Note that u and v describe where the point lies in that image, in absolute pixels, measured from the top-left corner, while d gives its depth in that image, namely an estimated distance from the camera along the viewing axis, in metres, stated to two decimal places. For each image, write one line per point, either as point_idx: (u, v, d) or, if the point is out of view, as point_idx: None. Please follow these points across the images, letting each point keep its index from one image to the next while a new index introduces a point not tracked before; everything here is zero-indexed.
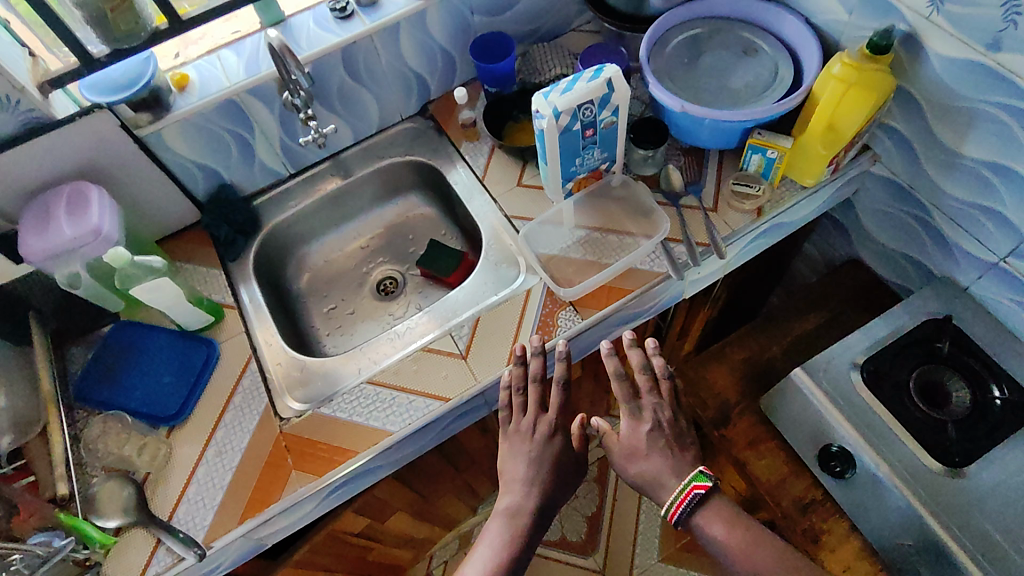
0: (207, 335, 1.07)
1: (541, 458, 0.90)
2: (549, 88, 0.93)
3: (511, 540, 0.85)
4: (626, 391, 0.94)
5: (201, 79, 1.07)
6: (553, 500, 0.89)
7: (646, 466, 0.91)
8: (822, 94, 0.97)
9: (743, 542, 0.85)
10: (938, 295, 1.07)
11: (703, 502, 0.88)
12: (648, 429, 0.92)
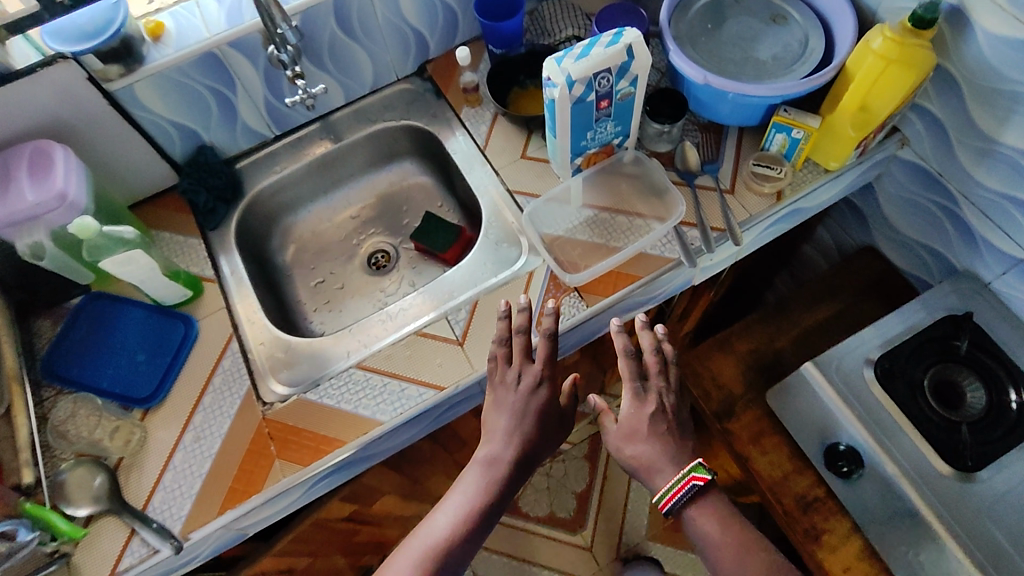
0: (184, 310, 1.00)
1: (524, 407, 0.82)
2: (562, 53, 0.85)
3: (483, 495, 0.77)
4: (634, 369, 0.84)
5: (179, 28, 0.97)
6: (533, 453, 0.80)
7: (641, 450, 0.81)
8: (858, 71, 0.88)
9: (741, 546, 0.76)
10: (958, 290, 1.02)
11: (700, 494, 0.79)
12: (650, 405, 0.83)
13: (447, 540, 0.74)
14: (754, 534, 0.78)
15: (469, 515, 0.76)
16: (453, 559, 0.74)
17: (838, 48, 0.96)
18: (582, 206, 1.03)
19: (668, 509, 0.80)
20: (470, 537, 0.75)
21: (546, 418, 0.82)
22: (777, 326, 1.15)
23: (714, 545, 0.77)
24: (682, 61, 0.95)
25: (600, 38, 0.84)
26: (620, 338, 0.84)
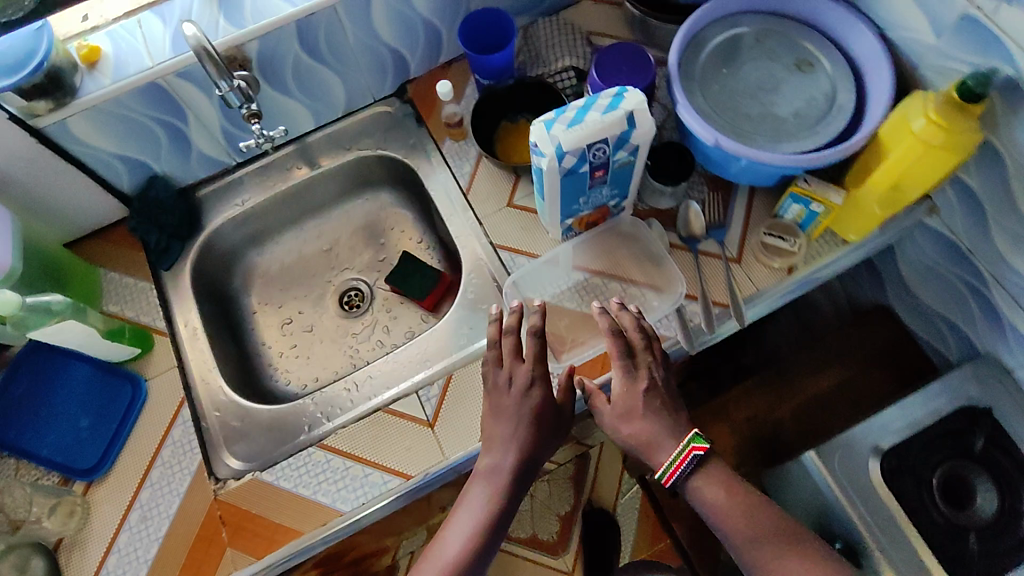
0: (132, 369, 0.91)
1: (523, 413, 0.75)
2: (552, 113, 0.73)
3: (490, 510, 0.72)
4: (624, 345, 0.77)
5: (118, 55, 0.84)
6: (535, 459, 0.75)
7: (641, 427, 0.75)
8: (892, 147, 0.76)
9: (751, 524, 0.71)
10: (978, 376, 0.93)
11: (702, 463, 0.74)
12: (643, 380, 0.76)
13: (461, 558, 0.69)
14: (760, 498, 0.73)
15: (478, 532, 0.71)
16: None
17: (869, 109, 0.84)
18: (572, 268, 0.93)
19: (672, 481, 0.74)
20: (482, 554, 0.70)
21: (547, 421, 0.76)
22: (778, 392, 1.12)
23: (719, 517, 0.72)
24: (689, 115, 0.83)
25: (597, 101, 0.73)
26: (603, 318, 0.77)
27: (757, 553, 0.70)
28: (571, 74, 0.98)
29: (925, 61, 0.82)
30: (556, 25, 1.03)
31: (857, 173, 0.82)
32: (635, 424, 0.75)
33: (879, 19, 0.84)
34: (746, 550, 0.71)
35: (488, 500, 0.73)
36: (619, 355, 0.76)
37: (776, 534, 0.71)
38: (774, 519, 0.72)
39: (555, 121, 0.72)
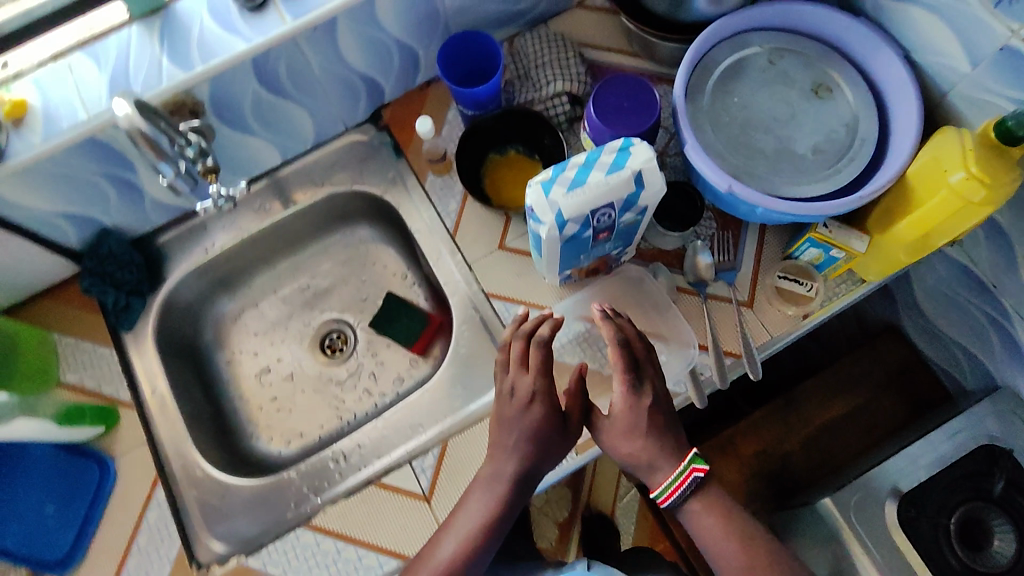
0: (97, 447, 0.84)
1: (530, 418, 0.66)
2: (551, 173, 0.64)
3: (486, 520, 0.66)
4: (630, 360, 0.67)
5: (47, 107, 0.73)
6: (540, 467, 0.67)
7: (642, 447, 0.67)
8: (924, 198, 0.69)
9: (746, 555, 0.65)
10: (996, 411, 0.90)
11: (702, 487, 0.68)
12: (648, 399, 0.67)
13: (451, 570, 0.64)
14: (756, 530, 0.67)
15: (473, 543, 0.65)
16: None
17: (894, 143, 0.76)
18: (573, 317, 0.85)
19: (668, 503, 0.68)
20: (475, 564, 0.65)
21: (556, 428, 0.67)
22: (787, 423, 1.08)
23: (710, 544, 0.66)
24: (699, 157, 0.75)
25: (601, 159, 0.64)
26: (607, 325, 0.67)
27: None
28: (564, 99, 0.89)
29: (956, 90, 0.74)
30: (544, 39, 0.92)
31: (880, 220, 0.76)
32: (639, 442, 0.67)
33: (906, 41, 0.76)
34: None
35: (486, 509, 0.66)
36: (623, 369, 0.66)
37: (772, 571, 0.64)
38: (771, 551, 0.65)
39: (554, 184, 0.63)
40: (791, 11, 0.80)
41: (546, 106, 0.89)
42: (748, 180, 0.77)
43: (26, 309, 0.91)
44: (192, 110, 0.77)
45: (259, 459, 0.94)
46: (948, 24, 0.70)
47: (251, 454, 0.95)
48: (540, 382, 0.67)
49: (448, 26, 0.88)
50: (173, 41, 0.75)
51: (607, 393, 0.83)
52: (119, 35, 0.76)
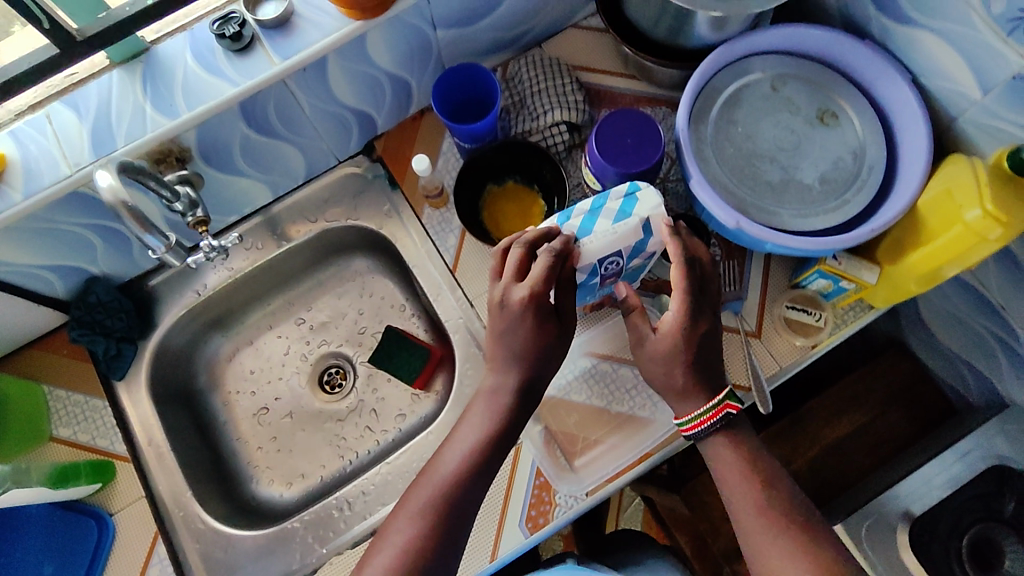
0: (94, 504, 0.82)
1: (529, 326, 0.62)
2: (556, 221, 0.64)
3: (488, 431, 0.63)
4: (693, 281, 0.63)
5: (26, 160, 0.70)
6: (541, 374, 0.64)
7: (678, 374, 0.63)
8: (939, 233, 0.67)
9: (762, 496, 0.61)
10: (1005, 431, 0.88)
11: (729, 426, 0.64)
12: (700, 326, 0.63)
13: (456, 483, 0.61)
14: (776, 474, 0.63)
15: (477, 455, 0.63)
16: (466, 501, 0.61)
17: (903, 171, 0.75)
18: (579, 353, 0.83)
19: (691, 433, 0.65)
20: (480, 475, 0.62)
21: (554, 336, 0.64)
22: (795, 444, 1.07)
23: (723, 479, 0.63)
24: (706, 193, 0.72)
25: (606, 207, 0.63)
26: (674, 243, 0.62)
27: (750, 525, 0.61)
28: (563, 128, 0.86)
29: (965, 116, 0.72)
30: (539, 64, 0.89)
31: (892, 251, 0.74)
32: (681, 364, 0.63)
33: (912, 64, 0.74)
34: (747, 529, 0.61)
35: (487, 421, 0.64)
36: (685, 290, 0.62)
37: (779, 525, 0.59)
38: (788, 507, 0.61)
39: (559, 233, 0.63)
40: (793, 35, 0.79)
41: (545, 136, 0.87)
42: (756, 213, 0.76)
43: (13, 361, 0.88)
44: (178, 158, 0.75)
45: (260, 504, 0.91)
46: (956, 51, 0.68)
47: (252, 499, 0.92)
48: (537, 286, 0.60)
49: (440, 56, 0.86)
50: (156, 87, 0.72)
51: (615, 431, 0.80)
52: (98, 82, 0.73)
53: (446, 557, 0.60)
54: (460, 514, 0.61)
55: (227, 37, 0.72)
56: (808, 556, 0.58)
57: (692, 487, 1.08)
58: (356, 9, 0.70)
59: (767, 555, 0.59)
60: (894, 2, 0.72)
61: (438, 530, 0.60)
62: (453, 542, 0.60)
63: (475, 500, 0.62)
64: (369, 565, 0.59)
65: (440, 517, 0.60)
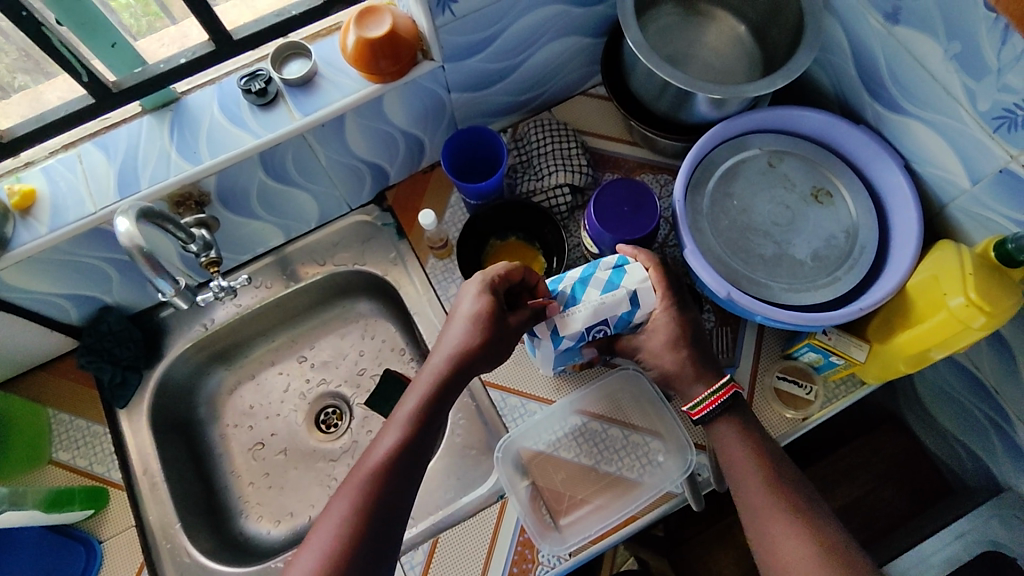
0: (84, 529, 0.83)
1: (471, 307, 0.66)
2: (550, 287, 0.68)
3: (422, 407, 0.63)
4: (671, 282, 0.69)
5: (55, 196, 0.74)
6: (480, 352, 0.65)
7: (688, 359, 0.69)
8: (925, 317, 0.69)
9: (768, 473, 0.63)
10: (999, 517, 0.87)
11: (735, 409, 0.67)
12: (689, 318, 0.70)
13: (388, 463, 0.60)
14: (781, 457, 0.65)
15: (413, 433, 0.62)
16: (395, 491, 0.59)
17: (895, 251, 0.76)
18: (570, 411, 0.83)
19: (699, 418, 0.68)
20: (415, 453, 0.62)
21: (494, 323, 0.65)
22: None
23: (735, 464, 0.65)
24: (698, 262, 0.74)
25: (595, 276, 0.67)
26: (643, 255, 0.69)
27: (758, 499, 0.62)
28: (566, 190, 0.90)
29: (955, 202, 0.74)
30: (547, 125, 0.93)
31: (882, 330, 0.75)
32: (681, 357, 0.69)
33: (905, 151, 0.77)
34: (755, 506, 0.62)
35: (421, 398, 0.64)
36: (665, 290, 0.68)
37: (798, 517, 0.60)
38: (796, 488, 0.62)
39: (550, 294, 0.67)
40: (794, 116, 0.83)
41: (548, 196, 0.90)
42: (747, 285, 0.78)
43: (22, 384, 0.91)
44: (197, 202, 0.79)
45: (245, 541, 0.92)
46: (945, 141, 0.71)
47: (240, 534, 0.92)
48: (484, 276, 0.68)
49: (453, 114, 0.90)
50: (183, 135, 0.77)
51: (601, 494, 0.81)
52: (129, 127, 0.77)
53: (379, 547, 0.57)
54: (393, 496, 0.59)
55: (254, 93, 0.77)
56: (815, 530, 0.59)
57: (683, 553, 1.06)
58: (376, 73, 0.76)
59: (776, 528, 0.60)
60: (887, 91, 0.75)
61: (372, 511, 0.58)
62: (380, 533, 0.58)
63: (410, 480, 0.61)
64: (298, 560, 0.56)
65: (373, 500, 0.58)
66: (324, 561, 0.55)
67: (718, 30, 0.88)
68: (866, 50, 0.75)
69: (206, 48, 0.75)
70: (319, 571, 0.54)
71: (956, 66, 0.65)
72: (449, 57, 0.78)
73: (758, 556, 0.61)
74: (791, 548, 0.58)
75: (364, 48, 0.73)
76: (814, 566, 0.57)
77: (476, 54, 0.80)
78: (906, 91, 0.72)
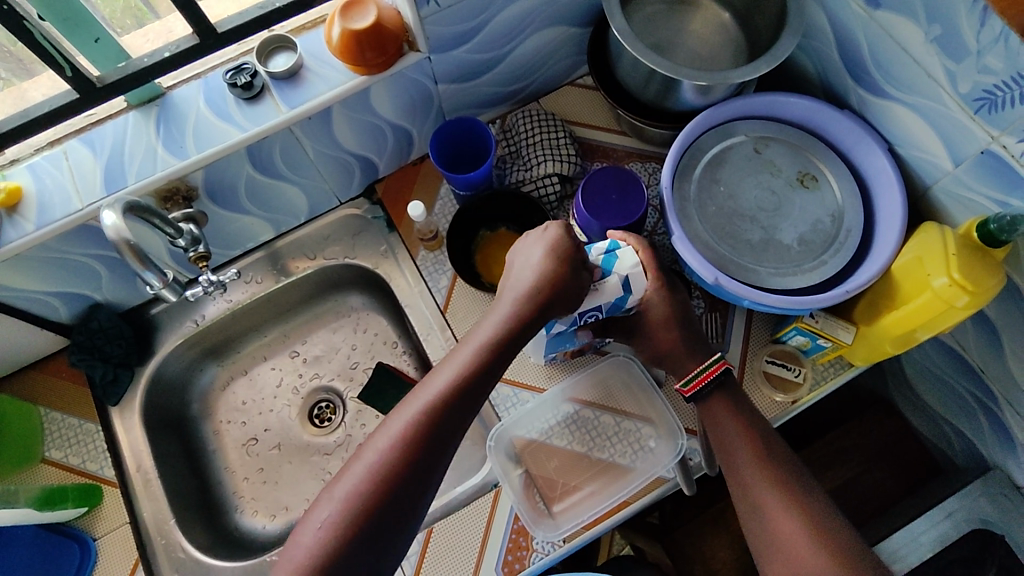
0: (78, 527, 0.83)
1: (536, 261, 0.64)
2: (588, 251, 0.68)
3: (478, 356, 0.61)
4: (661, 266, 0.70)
5: (41, 193, 0.74)
6: (541, 307, 0.63)
7: (677, 337, 0.70)
8: (909, 298, 0.70)
9: (757, 452, 0.64)
10: (987, 496, 0.88)
11: (727, 386, 0.69)
12: (678, 302, 0.70)
13: (438, 407, 0.59)
14: (770, 437, 0.66)
15: (464, 377, 0.60)
16: (443, 434, 0.59)
17: (880, 234, 0.77)
18: (562, 399, 0.84)
19: (691, 396, 0.70)
20: (468, 396, 0.60)
21: (560, 278, 0.62)
22: None
23: (726, 443, 0.66)
24: (686, 248, 0.75)
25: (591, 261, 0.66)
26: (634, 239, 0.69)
27: (751, 477, 0.63)
28: (555, 180, 0.90)
29: (940, 184, 0.75)
30: (534, 115, 0.93)
31: (867, 312, 0.76)
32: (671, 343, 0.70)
33: (888, 134, 0.78)
34: (748, 484, 0.63)
35: (477, 345, 0.62)
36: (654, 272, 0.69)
37: (788, 498, 0.61)
38: (787, 467, 0.63)
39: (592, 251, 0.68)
40: (781, 102, 0.83)
41: (537, 186, 0.90)
42: (735, 270, 0.79)
43: (13, 384, 0.91)
44: (185, 197, 0.79)
45: (240, 536, 0.92)
46: (929, 123, 0.71)
47: (234, 530, 0.92)
48: (552, 231, 0.65)
49: (441, 106, 0.90)
50: (170, 129, 0.76)
51: (593, 480, 0.81)
52: (115, 123, 0.77)
53: (415, 492, 0.57)
54: (437, 443, 0.58)
55: (239, 86, 0.77)
56: (804, 508, 0.60)
57: (676, 538, 1.07)
58: (362, 64, 0.76)
59: (767, 506, 0.61)
60: (870, 75, 0.76)
61: (414, 454, 0.57)
62: (422, 477, 0.57)
63: (454, 431, 0.59)
64: (335, 486, 0.57)
65: (417, 441, 0.57)
66: (363, 492, 0.55)
67: (703, 17, 0.88)
68: (848, 35, 0.76)
69: (190, 41, 0.74)
70: (354, 502, 0.55)
71: (937, 48, 0.66)
72: (435, 49, 0.78)
73: (749, 534, 0.62)
74: (785, 526, 0.59)
75: (350, 39, 0.74)
76: (807, 542, 0.57)
77: (463, 44, 0.80)
78: (889, 75, 0.73)
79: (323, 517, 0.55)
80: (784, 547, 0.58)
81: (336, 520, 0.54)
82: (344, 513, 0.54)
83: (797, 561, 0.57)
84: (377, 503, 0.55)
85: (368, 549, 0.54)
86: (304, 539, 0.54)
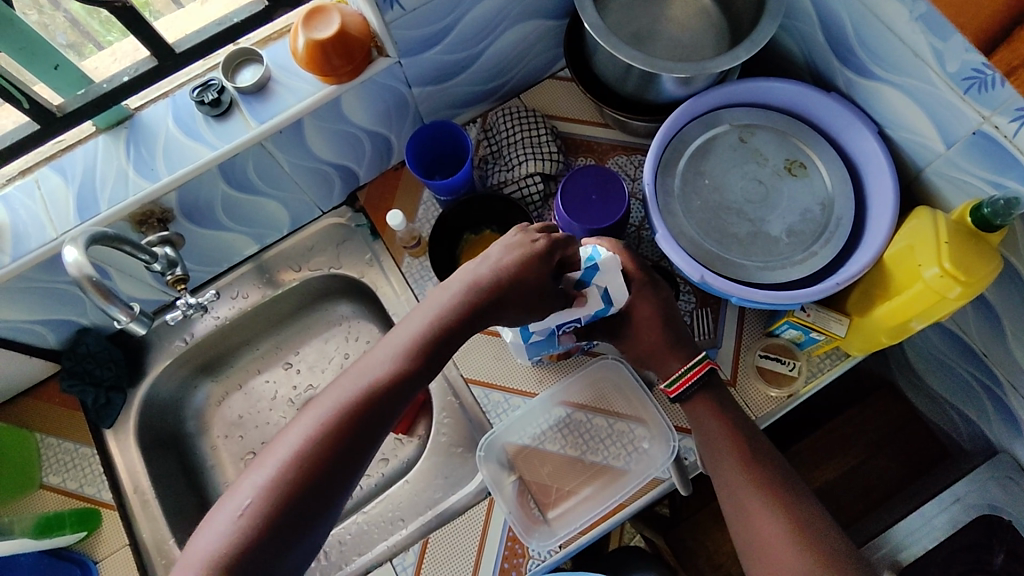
0: (80, 551, 0.85)
1: (499, 260, 0.62)
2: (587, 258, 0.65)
3: (416, 348, 0.58)
4: (640, 278, 0.71)
5: (16, 224, 0.73)
6: (488, 308, 0.60)
7: (656, 341, 0.71)
8: (900, 289, 0.68)
9: (741, 457, 0.65)
10: (996, 480, 0.85)
11: (710, 387, 0.70)
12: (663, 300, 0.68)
13: (372, 396, 0.56)
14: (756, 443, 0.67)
15: (402, 368, 0.58)
16: (372, 424, 0.56)
17: (871, 220, 0.75)
18: (553, 403, 0.83)
19: (676, 396, 0.71)
20: (404, 389, 0.57)
21: (515, 284, 0.61)
22: None
23: (711, 448, 0.67)
24: (672, 246, 0.73)
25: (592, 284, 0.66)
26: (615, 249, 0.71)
27: (733, 478, 0.64)
28: (537, 179, 0.88)
29: (932, 167, 0.72)
30: (514, 113, 0.91)
31: (859, 302, 0.74)
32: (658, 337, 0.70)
33: (877, 116, 0.75)
34: (733, 488, 0.64)
35: (413, 338, 0.59)
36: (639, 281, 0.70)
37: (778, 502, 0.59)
38: (771, 468, 0.64)
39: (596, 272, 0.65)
40: (765, 87, 0.80)
41: (520, 186, 0.88)
42: (721, 266, 0.77)
43: (9, 411, 0.92)
44: (160, 219, 0.78)
45: None
46: (918, 105, 0.68)
47: None
48: (521, 238, 0.63)
49: (417, 109, 0.88)
50: (141, 152, 0.75)
51: (589, 483, 0.81)
52: (85, 148, 0.76)
53: (336, 482, 0.53)
54: (363, 434, 0.55)
55: (207, 104, 0.75)
56: (786, 507, 0.61)
57: (680, 530, 1.05)
58: (329, 73, 0.74)
59: (749, 506, 0.62)
60: (856, 56, 0.73)
61: (335, 445, 0.54)
62: (342, 469, 0.54)
63: (383, 423, 0.57)
64: (257, 466, 0.53)
65: (344, 430, 0.55)
66: (283, 476, 0.52)
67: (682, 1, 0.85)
68: (832, 16, 0.72)
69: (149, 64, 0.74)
70: (273, 486, 0.52)
71: (922, 27, 0.62)
72: (405, 52, 0.76)
73: (736, 539, 0.63)
74: (770, 531, 0.60)
75: (315, 49, 0.71)
76: (793, 549, 0.59)
77: (433, 47, 0.78)
78: (875, 55, 0.70)
79: (243, 503, 0.51)
80: (769, 550, 0.60)
81: (252, 507, 0.51)
82: (260, 498, 0.51)
83: (778, 560, 0.59)
84: (296, 490, 0.52)
85: (279, 542, 0.50)
86: (214, 526, 0.51)
